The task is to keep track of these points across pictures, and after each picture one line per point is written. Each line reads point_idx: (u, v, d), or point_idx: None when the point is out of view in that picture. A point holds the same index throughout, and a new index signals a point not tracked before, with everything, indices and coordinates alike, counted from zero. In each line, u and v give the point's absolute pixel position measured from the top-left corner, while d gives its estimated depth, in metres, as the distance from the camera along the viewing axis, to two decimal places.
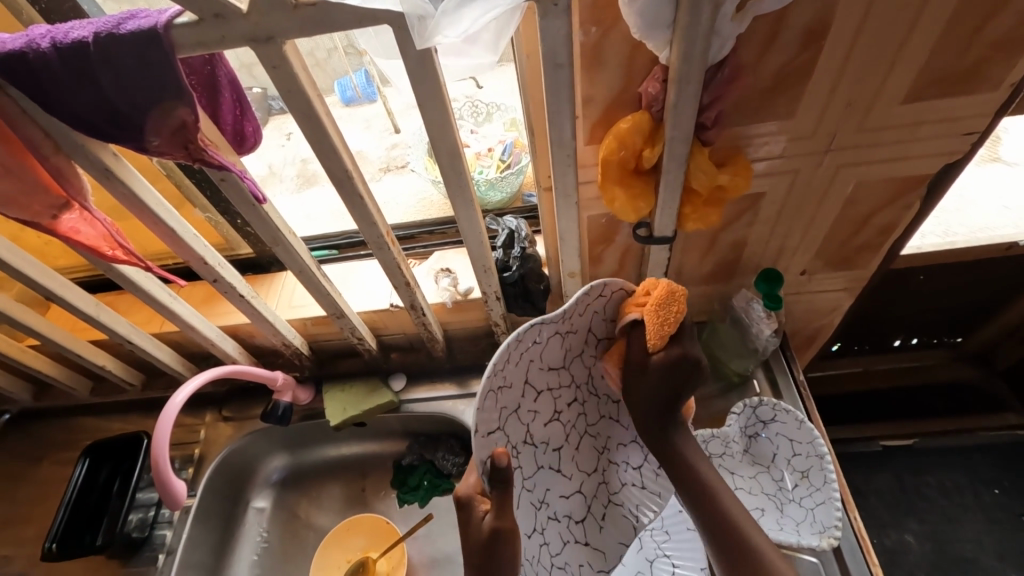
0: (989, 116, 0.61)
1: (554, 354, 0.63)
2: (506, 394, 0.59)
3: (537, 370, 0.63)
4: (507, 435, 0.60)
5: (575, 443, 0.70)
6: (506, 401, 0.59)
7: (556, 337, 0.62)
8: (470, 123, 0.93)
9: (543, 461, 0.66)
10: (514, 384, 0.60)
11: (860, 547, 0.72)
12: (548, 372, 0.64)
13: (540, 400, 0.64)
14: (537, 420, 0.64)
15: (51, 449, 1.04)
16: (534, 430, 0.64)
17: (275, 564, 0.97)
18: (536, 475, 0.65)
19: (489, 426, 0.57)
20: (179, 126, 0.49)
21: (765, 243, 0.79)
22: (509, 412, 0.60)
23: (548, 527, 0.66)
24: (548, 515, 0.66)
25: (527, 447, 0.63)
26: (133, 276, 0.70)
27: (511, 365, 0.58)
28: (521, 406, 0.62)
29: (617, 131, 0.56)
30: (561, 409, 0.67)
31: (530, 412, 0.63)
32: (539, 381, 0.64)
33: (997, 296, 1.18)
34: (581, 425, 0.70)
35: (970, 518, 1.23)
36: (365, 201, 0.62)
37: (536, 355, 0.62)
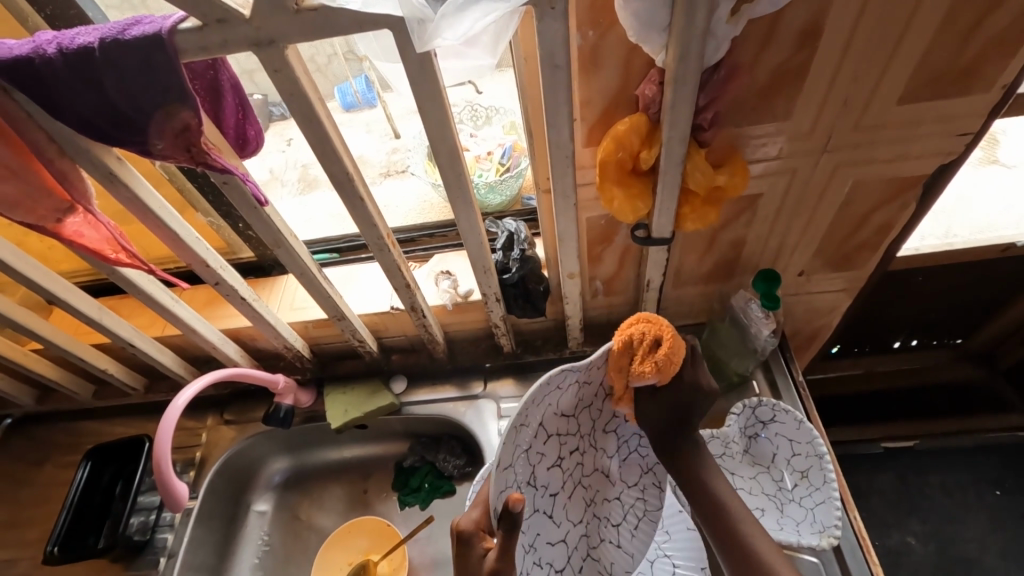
0: (983, 115, 0.62)
1: (570, 401, 0.62)
2: (524, 432, 0.56)
3: (551, 414, 0.60)
4: (517, 475, 0.57)
5: (569, 493, 0.65)
6: (521, 440, 0.56)
7: (576, 386, 0.60)
8: (469, 127, 0.94)
9: (541, 505, 0.61)
10: (532, 424, 0.57)
11: (860, 547, 0.72)
12: (560, 417, 0.62)
13: (548, 442, 0.61)
14: (542, 462, 0.61)
15: (53, 453, 1.05)
16: (539, 474, 0.60)
17: (277, 566, 0.98)
18: (530, 518, 0.60)
19: (506, 461, 0.54)
20: (183, 130, 0.50)
21: (763, 243, 0.80)
22: (521, 450, 0.57)
23: (532, 573, 0.59)
24: (534, 562, 0.60)
25: (529, 488, 0.59)
26: (136, 280, 0.70)
27: (534, 406, 0.56)
28: (531, 445, 0.59)
29: (614, 133, 0.57)
30: (565, 456, 0.64)
31: (538, 454, 0.60)
32: (551, 424, 0.61)
33: (997, 297, 1.19)
34: (576, 474, 0.66)
35: (973, 519, 1.24)
36: (366, 203, 0.63)
37: (555, 400, 0.59)
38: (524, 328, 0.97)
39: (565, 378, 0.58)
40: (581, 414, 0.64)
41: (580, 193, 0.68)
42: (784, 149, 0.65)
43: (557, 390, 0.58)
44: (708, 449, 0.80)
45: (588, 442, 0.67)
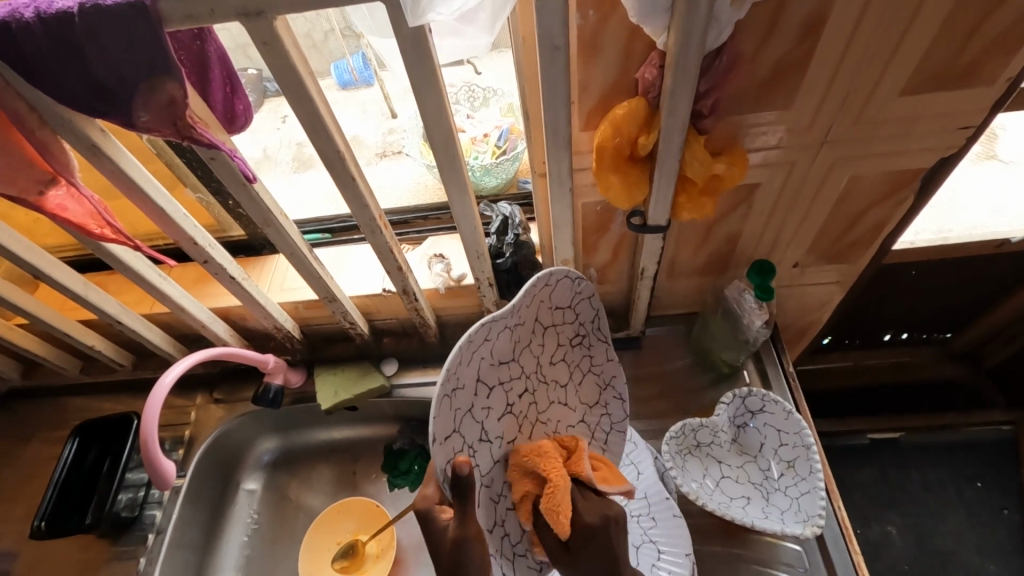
0: (985, 111, 0.61)
1: (503, 349, 0.61)
2: (458, 395, 0.56)
3: (487, 366, 0.60)
4: (464, 438, 0.58)
5: (529, 433, 0.65)
6: (459, 403, 0.57)
7: (505, 332, 0.60)
8: (466, 108, 0.92)
9: (500, 454, 0.62)
10: (465, 385, 0.57)
11: (843, 536, 0.73)
12: (498, 367, 0.61)
13: (492, 394, 0.61)
14: (491, 416, 0.61)
15: (39, 428, 1.04)
16: (488, 427, 0.61)
17: (265, 545, 0.98)
18: (491, 470, 0.61)
19: (445, 432, 0.55)
20: (168, 103, 0.48)
21: (759, 235, 0.79)
22: (463, 413, 0.58)
23: (509, 518, 0.63)
24: (506, 506, 0.63)
25: (483, 445, 0.60)
26: (122, 256, 0.69)
27: (463, 367, 0.56)
28: (474, 405, 0.59)
29: (612, 118, 0.56)
30: (513, 402, 0.63)
31: (483, 410, 0.60)
32: (490, 377, 0.60)
33: (989, 294, 1.19)
34: (533, 414, 0.66)
35: (953, 511, 1.27)
36: (357, 183, 0.61)
37: (486, 352, 0.59)
38: None
39: (485, 330, 0.57)
40: (522, 355, 0.63)
41: (577, 179, 0.67)
42: (784, 139, 0.64)
43: (486, 341, 0.58)
44: (697, 438, 0.80)
45: (535, 379, 0.66)
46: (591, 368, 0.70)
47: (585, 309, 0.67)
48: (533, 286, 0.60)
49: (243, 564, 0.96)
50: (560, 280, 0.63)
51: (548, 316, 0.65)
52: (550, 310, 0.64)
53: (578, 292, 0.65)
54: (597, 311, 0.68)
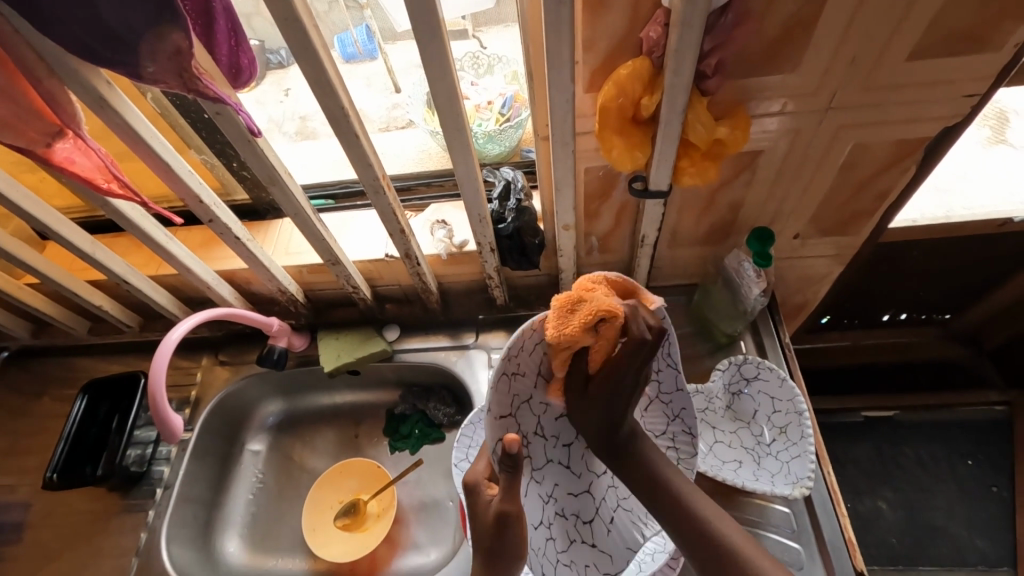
0: (991, 79, 0.61)
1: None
2: (517, 380, 0.62)
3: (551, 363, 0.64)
4: (518, 424, 0.64)
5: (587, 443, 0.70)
6: (517, 389, 0.62)
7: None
8: (471, 75, 0.92)
9: (553, 453, 0.68)
10: (526, 373, 0.62)
11: (830, 498, 0.76)
12: None
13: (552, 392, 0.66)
14: (549, 413, 0.66)
15: (50, 386, 1.06)
16: (545, 422, 0.67)
17: (270, 502, 1.01)
18: (544, 467, 0.68)
19: (500, 409, 0.61)
20: (174, 53, 0.48)
21: (761, 205, 0.80)
22: (521, 400, 0.63)
23: (554, 522, 0.68)
24: (555, 511, 0.68)
25: (537, 438, 0.67)
26: (129, 214, 0.69)
27: (524, 355, 0.61)
28: (532, 396, 0.64)
29: (616, 78, 0.56)
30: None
31: (542, 405, 0.66)
32: None
33: (989, 276, 1.20)
34: None
35: (943, 487, 1.29)
36: (361, 142, 0.62)
37: None
38: (518, 283, 0.98)
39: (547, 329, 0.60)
40: None
41: (579, 143, 0.67)
42: (788, 106, 0.64)
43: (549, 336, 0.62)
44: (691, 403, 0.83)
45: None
46: (660, 394, 0.66)
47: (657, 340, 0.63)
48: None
49: (248, 521, 0.99)
50: None
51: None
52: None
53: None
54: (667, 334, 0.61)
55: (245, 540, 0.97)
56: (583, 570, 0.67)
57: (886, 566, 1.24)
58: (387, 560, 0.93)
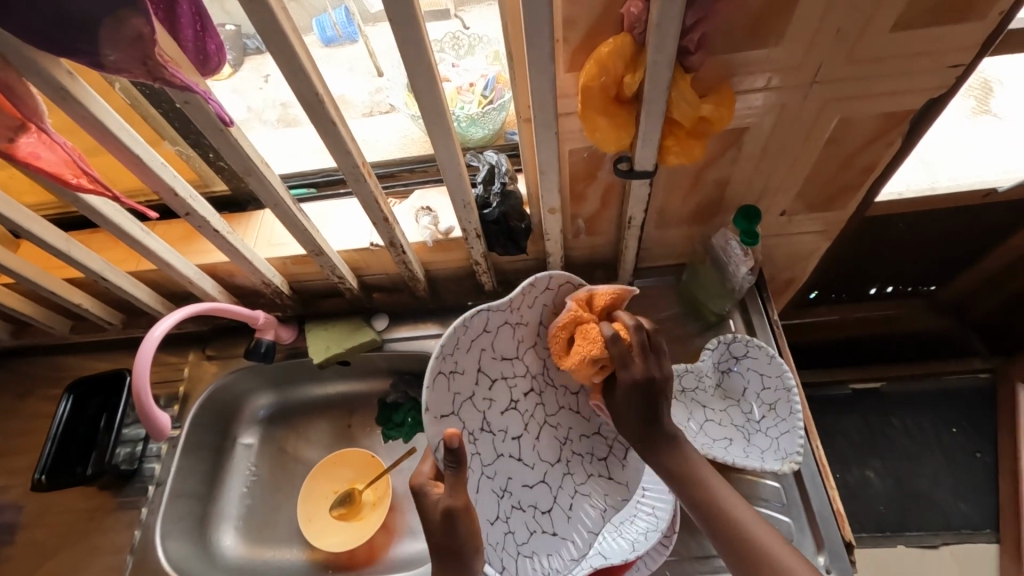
0: (977, 47, 0.60)
1: (507, 348, 0.74)
2: (456, 378, 0.69)
3: (490, 359, 0.73)
4: (463, 420, 0.69)
5: (535, 434, 0.77)
6: (458, 387, 0.69)
7: (504, 328, 0.72)
8: (451, 57, 0.89)
9: (503, 449, 0.73)
10: (465, 371, 0.70)
11: (819, 472, 0.77)
12: (502, 362, 0.74)
13: (494, 388, 0.73)
14: (494, 408, 0.73)
15: (35, 386, 1.05)
16: (490, 419, 0.73)
17: (265, 494, 1.01)
18: (497, 462, 0.72)
19: (441, 407, 0.67)
20: (135, 39, 0.46)
21: (747, 182, 0.79)
22: (463, 398, 0.70)
23: (512, 515, 0.71)
24: (512, 504, 0.72)
25: (484, 434, 0.72)
26: (102, 209, 0.67)
27: (461, 352, 0.69)
28: (475, 393, 0.71)
29: (598, 56, 0.55)
30: (516, 399, 0.76)
31: (485, 400, 0.73)
32: (493, 370, 0.73)
33: (974, 246, 1.21)
34: (540, 415, 0.78)
35: (929, 455, 1.32)
36: (338, 128, 0.60)
37: (486, 344, 0.72)
38: (507, 268, 0.97)
39: (482, 322, 0.70)
40: (526, 356, 0.76)
41: (563, 124, 0.66)
42: (773, 80, 0.63)
43: (485, 334, 0.71)
44: (681, 383, 0.83)
45: (542, 383, 0.78)
46: None
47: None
48: (530, 285, 0.71)
49: (244, 514, 0.99)
50: (560, 286, 0.73)
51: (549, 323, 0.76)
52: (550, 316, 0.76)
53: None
54: None
55: (241, 533, 0.97)
56: (545, 558, 0.72)
57: (874, 532, 1.27)
58: (385, 547, 0.94)
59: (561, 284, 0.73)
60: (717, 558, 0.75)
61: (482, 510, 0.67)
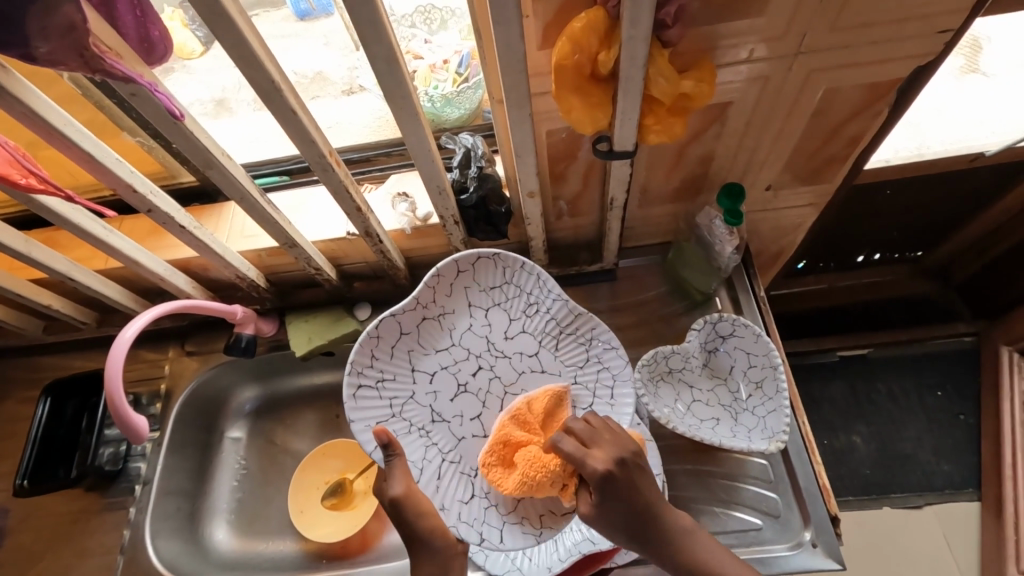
0: (968, 11, 0.57)
1: (437, 338, 0.77)
2: (388, 385, 0.74)
3: (421, 354, 0.76)
4: (408, 419, 0.74)
5: (498, 407, 0.77)
6: (393, 391, 0.74)
7: (425, 324, 0.76)
8: (424, 32, 0.84)
9: (463, 432, 0.76)
10: (396, 375, 0.75)
11: (806, 448, 0.77)
12: (436, 354, 0.77)
13: (435, 380, 0.76)
14: (441, 398, 0.76)
15: (12, 388, 1.02)
16: (440, 407, 0.76)
17: (255, 488, 1.00)
18: (460, 445, 0.76)
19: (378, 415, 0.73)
20: (67, 28, 0.43)
21: (731, 157, 0.77)
22: (403, 399, 0.75)
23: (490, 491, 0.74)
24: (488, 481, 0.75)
25: (438, 425, 0.76)
26: (58, 209, 0.64)
27: (381, 360, 0.74)
28: (415, 391, 0.76)
29: (570, 32, 0.52)
30: (465, 380, 0.77)
31: (430, 393, 0.76)
32: (427, 364, 0.76)
33: (960, 211, 1.20)
34: (498, 388, 0.78)
35: (913, 419, 1.34)
36: (299, 117, 0.57)
37: (412, 343, 0.75)
38: None
39: (394, 327, 0.74)
40: (463, 338, 0.77)
41: (537, 104, 0.63)
42: (757, 51, 0.60)
43: (406, 333, 0.75)
44: (669, 364, 0.81)
45: (491, 356, 0.78)
46: (552, 333, 0.78)
47: (523, 279, 0.76)
48: (435, 276, 0.74)
49: (235, 507, 0.98)
50: (473, 262, 0.75)
51: (480, 298, 0.77)
52: (480, 290, 0.77)
53: (505, 266, 0.76)
54: (534, 273, 0.76)
55: (233, 527, 0.97)
56: (539, 520, 0.72)
57: (860, 496, 1.29)
58: (377, 536, 0.94)
59: (475, 260, 0.75)
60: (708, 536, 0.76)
61: (449, 494, 0.72)
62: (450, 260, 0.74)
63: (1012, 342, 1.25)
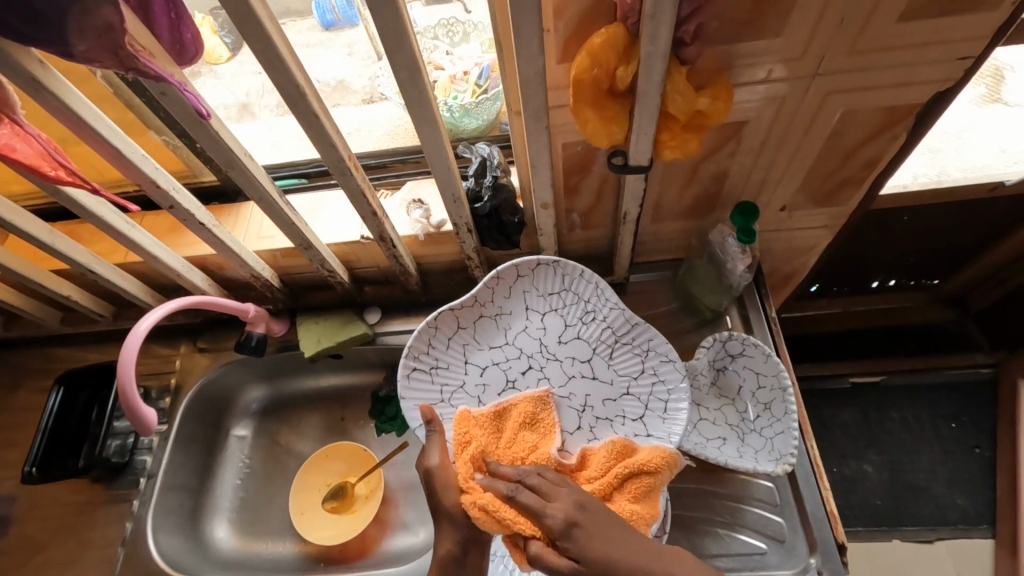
0: (988, 39, 0.58)
1: (492, 335, 0.79)
2: (441, 373, 0.78)
3: (474, 349, 0.79)
4: (454, 407, 0.77)
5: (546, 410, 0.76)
6: (444, 380, 0.78)
7: (481, 321, 0.78)
8: (445, 44, 0.86)
9: None
10: (449, 366, 0.78)
11: (813, 472, 0.76)
12: (489, 350, 0.79)
13: (485, 374, 0.78)
14: (487, 391, 0.78)
15: (27, 377, 1.04)
16: (486, 400, 0.78)
17: (258, 486, 1.01)
18: None
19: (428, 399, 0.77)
20: (105, 29, 0.45)
21: (746, 175, 0.77)
22: (451, 389, 0.78)
23: None
24: None
25: None
26: (83, 202, 0.66)
27: (436, 350, 0.78)
28: (465, 381, 0.78)
29: (590, 47, 0.52)
30: (513, 378, 0.78)
31: (478, 386, 0.78)
32: (480, 358, 0.79)
33: (981, 239, 1.18)
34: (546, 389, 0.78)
35: (927, 450, 1.31)
36: (322, 121, 0.58)
37: (468, 338, 0.79)
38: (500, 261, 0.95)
39: (452, 321, 0.78)
40: (516, 339, 0.78)
41: (554, 117, 0.64)
42: (775, 72, 0.60)
43: (462, 328, 0.78)
44: None
45: (543, 358, 0.78)
46: (611, 341, 0.78)
47: (583, 286, 0.77)
48: (496, 277, 0.76)
49: (237, 505, 0.99)
50: (535, 267, 0.76)
51: (538, 302, 0.78)
52: (538, 295, 0.77)
53: (566, 273, 0.76)
54: (595, 282, 0.76)
55: (235, 526, 0.97)
56: None
57: (870, 527, 1.26)
58: (377, 540, 0.94)
59: (535, 265, 0.76)
60: (712, 558, 0.75)
61: None
62: (510, 264, 0.76)
63: None
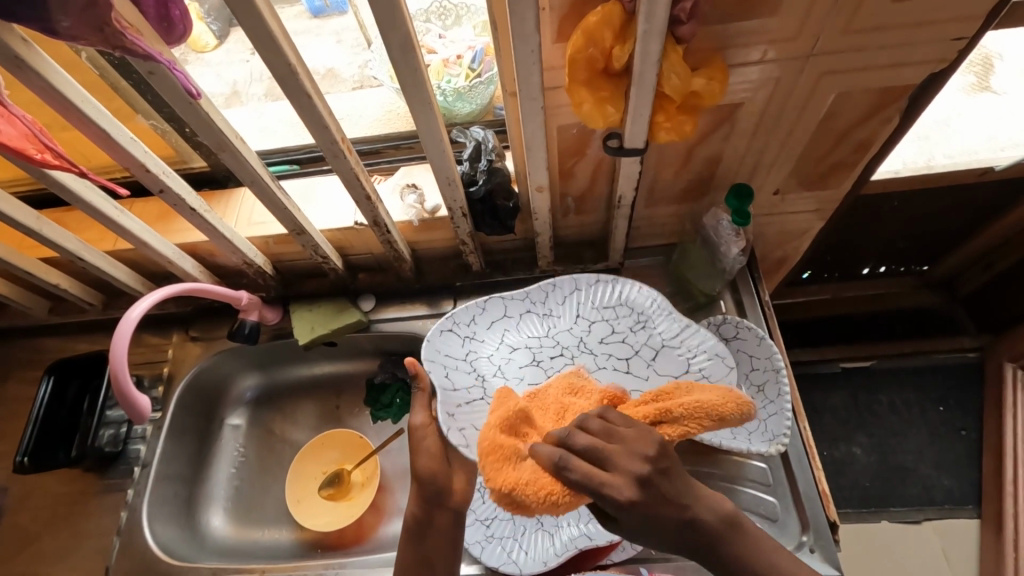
0: (980, 19, 0.58)
1: (536, 326, 0.83)
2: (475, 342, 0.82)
3: (512, 334, 0.83)
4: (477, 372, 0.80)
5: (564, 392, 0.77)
6: (473, 348, 0.82)
7: (527, 315, 0.83)
8: (438, 27, 0.85)
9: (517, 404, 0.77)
10: (483, 340, 0.82)
11: (806, 454, 0.77)
12: (528, 338, 0.83)
13: (516, 352, 0.82)
14: (511, 364, 0.81)
15: (16, 367, 1.03)
16: (509, 373, 0.80)
17: (254, 475, 1.00)
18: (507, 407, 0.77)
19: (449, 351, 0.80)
20: (89, 4, 0.43)
21: (740, 158, 0.77)
22: (478, 358, 0.81)
23: None
24: None
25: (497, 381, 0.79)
26: (71, 186, 0.64)
27: (474, 323, 0.82)
28: (493, 355, 0.81)
29: (586, 25, 0.52)
30: (543, 360, 0.81)
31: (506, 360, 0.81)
32: (516, 341, 0.83)
33: (970, 224, 1.19)
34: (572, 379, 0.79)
35: (916, 432, 1.33)
36: (314, 102, 0.57)
37: (510, 326, 0.83)
38: (494, 247, 0.95)
39: (500, 306, 0.83)
40: (558, 335, 0.83)
41: (550, 98, 0.64)
42: (769, 53, 0.60)
43: (507, 314, 0.83)
44: None
45: (577, 351, 0.81)
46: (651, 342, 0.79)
47: (636, 296, 0.81)
48: (552, 284, 0.83)
49: (232, 494, 0.99)
50: (590, 285, 0.83)
51: (590, 313, 0.83)
52: (591, 307, 0.83)
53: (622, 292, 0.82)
54: (652, 297, 0.81)
55: (230, 514, 0.97)
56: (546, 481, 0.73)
57: (859, 509, 1.29)
58: (374, 527, 0.94)
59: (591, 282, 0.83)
60: None
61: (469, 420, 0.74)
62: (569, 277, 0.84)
63: (1016, 358, 1.25)
